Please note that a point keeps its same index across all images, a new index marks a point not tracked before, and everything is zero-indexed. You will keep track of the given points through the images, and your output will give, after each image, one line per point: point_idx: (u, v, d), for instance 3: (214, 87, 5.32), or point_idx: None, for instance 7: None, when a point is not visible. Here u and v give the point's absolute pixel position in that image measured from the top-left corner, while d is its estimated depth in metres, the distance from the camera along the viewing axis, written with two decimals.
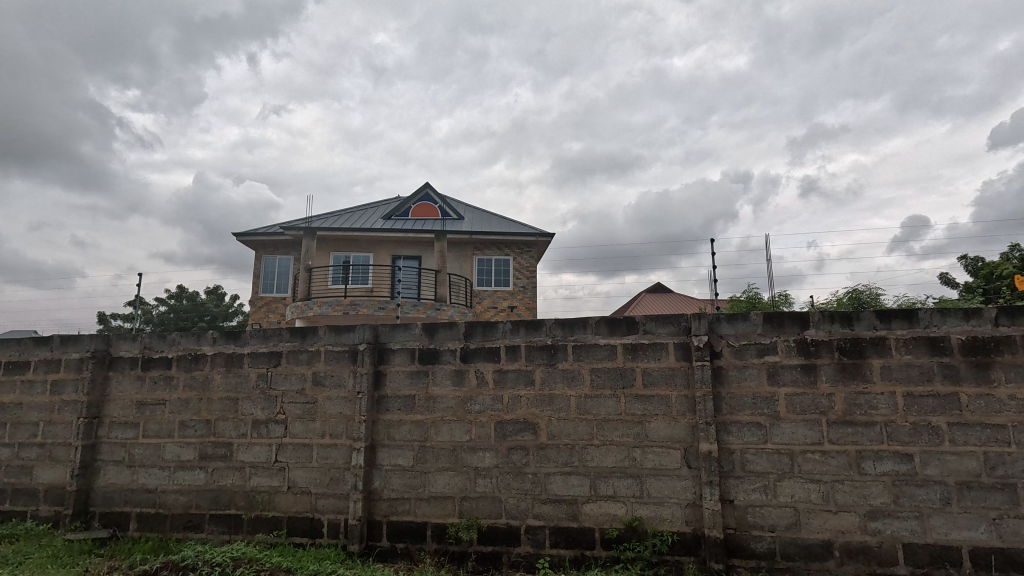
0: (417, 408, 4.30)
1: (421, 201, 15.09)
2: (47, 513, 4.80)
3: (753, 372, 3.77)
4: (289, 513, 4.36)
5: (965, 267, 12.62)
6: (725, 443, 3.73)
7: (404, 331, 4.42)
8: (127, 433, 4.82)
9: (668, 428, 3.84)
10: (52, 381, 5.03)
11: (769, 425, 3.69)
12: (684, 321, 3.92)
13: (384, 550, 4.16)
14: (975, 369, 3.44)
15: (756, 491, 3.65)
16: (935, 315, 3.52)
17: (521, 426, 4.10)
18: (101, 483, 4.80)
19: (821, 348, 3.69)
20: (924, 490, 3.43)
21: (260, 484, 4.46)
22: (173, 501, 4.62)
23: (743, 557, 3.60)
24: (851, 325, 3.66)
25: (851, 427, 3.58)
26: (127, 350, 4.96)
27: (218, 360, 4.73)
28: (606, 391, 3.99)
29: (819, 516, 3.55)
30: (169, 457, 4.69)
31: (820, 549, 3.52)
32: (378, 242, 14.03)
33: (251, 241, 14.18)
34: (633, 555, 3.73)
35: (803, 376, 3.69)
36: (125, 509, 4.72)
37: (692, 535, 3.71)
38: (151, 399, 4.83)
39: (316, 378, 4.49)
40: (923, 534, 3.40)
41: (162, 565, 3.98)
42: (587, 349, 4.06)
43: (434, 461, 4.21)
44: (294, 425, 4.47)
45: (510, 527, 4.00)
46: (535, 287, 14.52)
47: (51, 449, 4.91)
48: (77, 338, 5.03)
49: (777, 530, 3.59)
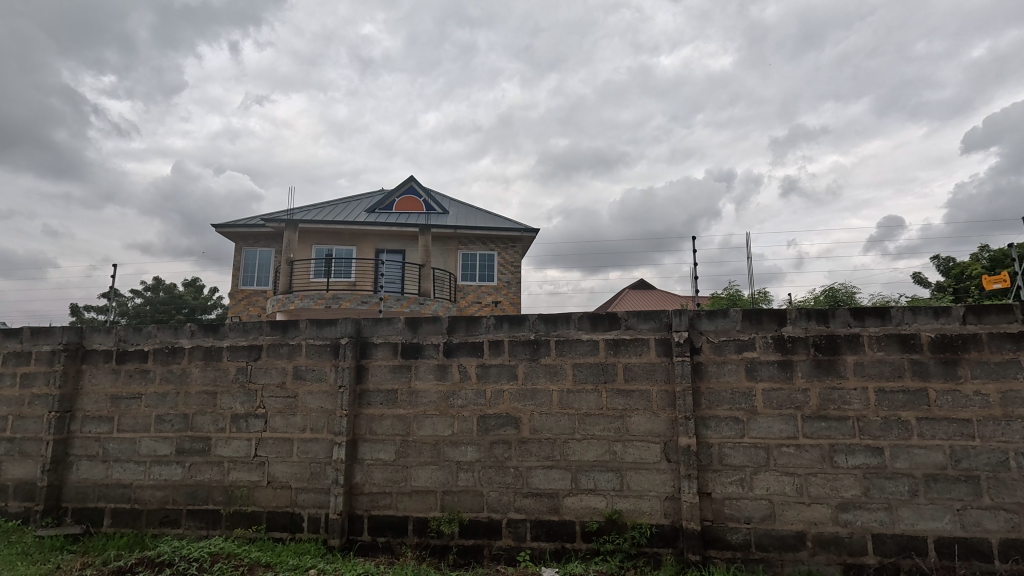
0: (399, 402, 4.29)
1: (406, 194, 15.01)
2: (17, 509, 4.68)
3: (732, 367, 3.84)
4: (269, 508, 4.32)
5: (936, 267, 13.01)
6: (703, 437, 3.80)
7: (387, 325, 4.40)
8: (101, 427, 4.72)
9: (648, 423, 3.90)
10: (21, 374, 4.89)
11: (746, 419, 3.77)
12: (666, 317, 3.97)
13: (365, 544, 4.15)
14: (943, 365, 3.55)
15: (734, 484, 3.73)
16: (907, 313, 3.63)
17: (503, 420, 4.12)
18: (74, 479, 4.69)
19: (798, 343, 3.77)
20: (893, 482, 3.54)
21: (239, 479, 4.41)
22: (149, 496, 4.54)
23: (719, 549, 3.68)
24: (827, 322, 3.75)
25: (825, 422, 3.67)
26: (101, 343, 4.84)
27: (196, 353, 4.66)
28: (589, 385, 4.03)
29: (793, 508, 3.64)
30: (145, 451, 4.61)
31: (794, 540, 3.61)
32: (361, 235, 13.88)
33: (230, 233, 13.93)
34: (612, 548, 3.79)
35: (780, 372, 3.77)
36: (99, 505, 4.62)
37: (670, 527, 3.77)
38: (127, 392, 4.73)
39: (297, 372, 4.44)
40: (891, 525, 3.51)
41: (137, 561, 3.92)
42: (569, 344, 4.09)
43: (415, 456, 4.21)
44: (274, 419, 4.42)
45: (491, 521, 4.02)
46: (519, 282, 14.55)
47: (20, 444, 4.78)
48: (49, 330, 4.90)
49: (753, 522, 3.67)
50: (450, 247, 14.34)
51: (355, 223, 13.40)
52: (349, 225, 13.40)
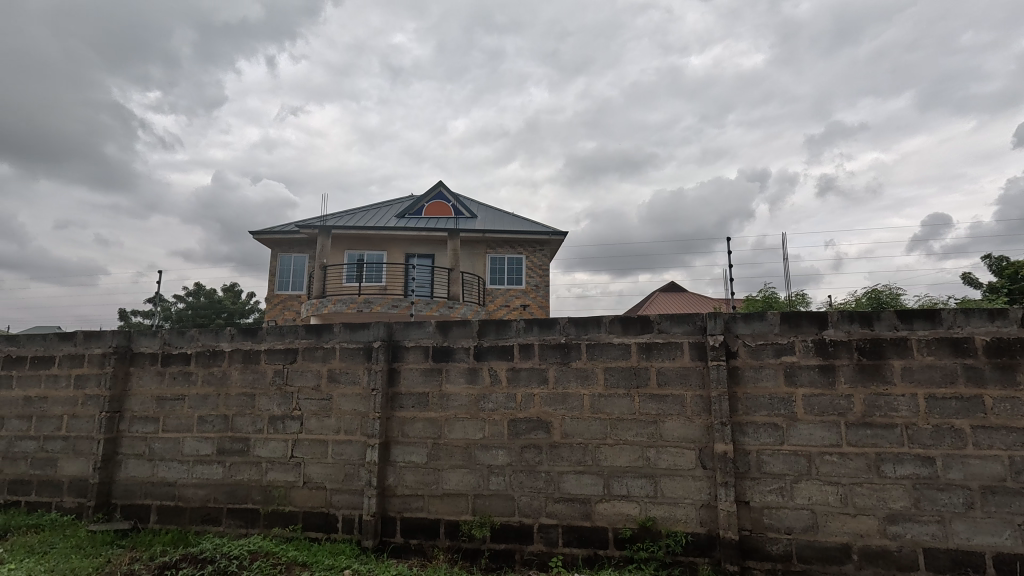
0: (431, 405, 4.32)
1: (435, 199, 15.22)
2: (71, 504, 4.92)
3: (770, 372, 3.72)
4: (304, 508, 4.42)
5: (989, 266, 12.28)
6: (741, 444, 3.69)
7: (418, 328, 4.44)
8: (148, 427, 4.92)
9: (682, 428, 3.82)
10: (75, 375, 5.15)
11: (786, 426, 3.65)
12: (700, 320, 3.88)
13: (398, 546, 4.19)
14: (1000, 371, 3.35)
15: (773, 493, 3.60)
16: (959, 315, 3.44)
17: (534, 424, 4.10)
18: (122, 476, 4.90)
19: (840, 348, 3.63)
20: (946, 494, 3.36)
21: (276, 479, 4.52)
22: (191, 494, 4.71)
23: (758, 560, 3.57)
24: (871, 325, 3.59)
25: (871, 429, 3.52)
26: (147, 346, 5.06)
27: (236, 356, 4.80)
28: (620, 390, 3.97)
29: (836, 519, 3.49)
30: (188, 451, 4.77)
31: (837, 552, 3.47)
32: (391, 240, 14.11)
33: (267, 239, 14.38)
34: (646, 555, 3.71)
35: (821, 377, 3.63)
36: (146, 501, 4.81)
37: (706, 536, 3.68)
38: (171, 394, 4.92)
39: (332, 374, 4.53)
40: (944, 539, 3.33)
41: (181, 557, 4.05)
42: (600, 348, 4.04)
43: (446, 458, 4.23)
44: (310, 421, 4.52)
45: (522, 526, 4.00)
46: (547, 285, 14.50)
47: (74, 442, 5.03)
48: (99, 334, 5.15)
49: (794, 533, 3.54)
50: (478, 251, 14.43)
51: (385, 228, 13.63)
52: (379, 230, 13.63)
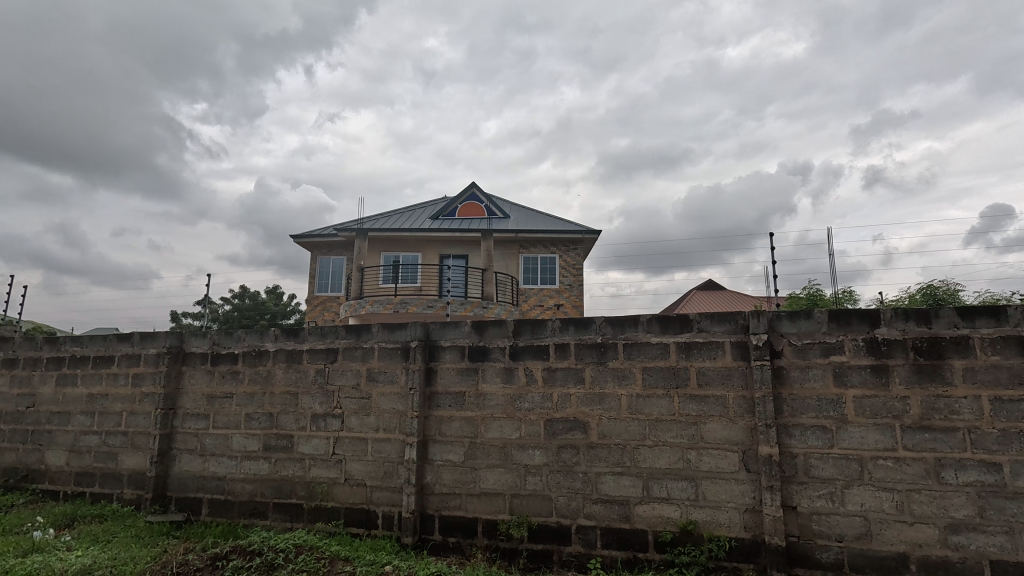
0: (467, 404, 4.35)
1: (468, 200, 15.34)
2: (131, 495, 5.20)
3: (817, 372, 3.57)
4: (346, 504, 4.53)
5: None
6: (787, 447, 3.56)
7: (454, 328, 4.48)
8: (199, 424, 5.15)
9: (724, 430, 3.71)
10: (133, 374, 5.44)
11: (836, 429, 3.49)
12: (742, 319, 3.76)
13: (437, 543, 4.24)
14: None
15: (823, 498, 3.46)
16: None
17: (571, 424, 4.07)
18: (176, 470, 5.15)
19: (895, 347, 3.45)
20: (1015, 503, 3.14)
21: (319, 475, 4.65)
22: (240, 488, 4.90)
23: (807, 567, 3.43)
24: (929, 323, 3.40)
25: (930, 433, 3.32)
26: (198, 346, 5.29)
27: (280, 355, 4.97)
28: (659, 390, 3.89)
29: (892, 527, 3.32)
30: (237, 447, 4.97)
31: (894, 562, 3.30)
32: (426, 242, 14.30)
33: (307, 242, 14.82)
34: (688, 559, 3.63)
35: (873, 378, 3.46)
36: (198, 494, 5.04)
37: (751, 541, 3.56)
38: (220, 392, 5.13)
39: (371, 374, 4.63)
40: (1014, 552, 3.12)
41: (231, 549, 4.21)
42: (638, 347, 3.98)
43: (483, 458, 4.25)
44: (350, 419, 4.63)
45: (560, 527, 3.98)
46: (581, 284, 14.39)
47: (132, 437, 5.31)
48: (154, 335, 5.42)
49: (845, 540, 3.39)
50: (512, 251, 14.46)
51: (420, 230, 13.83)
52: (414, 232, 13.84)
